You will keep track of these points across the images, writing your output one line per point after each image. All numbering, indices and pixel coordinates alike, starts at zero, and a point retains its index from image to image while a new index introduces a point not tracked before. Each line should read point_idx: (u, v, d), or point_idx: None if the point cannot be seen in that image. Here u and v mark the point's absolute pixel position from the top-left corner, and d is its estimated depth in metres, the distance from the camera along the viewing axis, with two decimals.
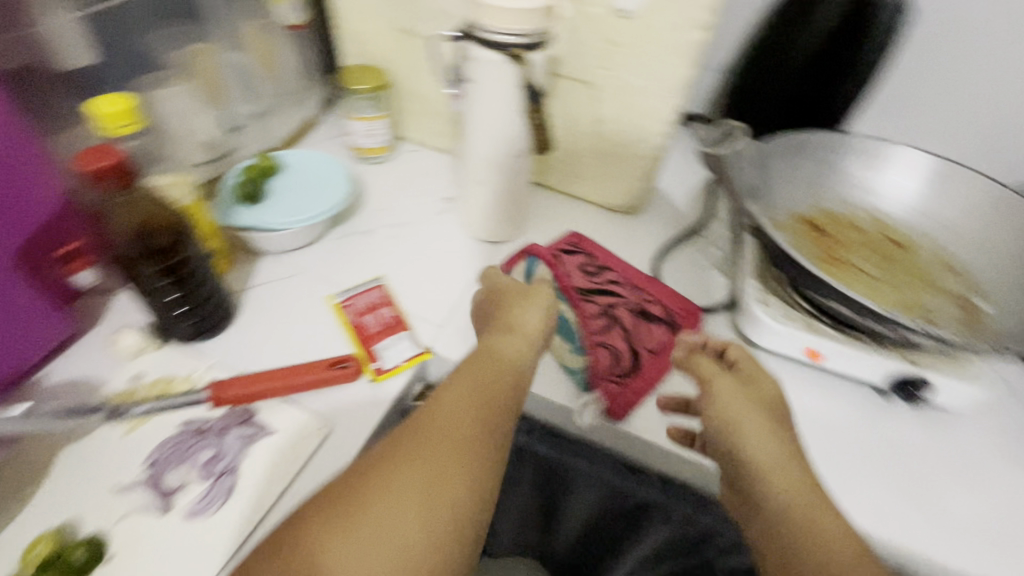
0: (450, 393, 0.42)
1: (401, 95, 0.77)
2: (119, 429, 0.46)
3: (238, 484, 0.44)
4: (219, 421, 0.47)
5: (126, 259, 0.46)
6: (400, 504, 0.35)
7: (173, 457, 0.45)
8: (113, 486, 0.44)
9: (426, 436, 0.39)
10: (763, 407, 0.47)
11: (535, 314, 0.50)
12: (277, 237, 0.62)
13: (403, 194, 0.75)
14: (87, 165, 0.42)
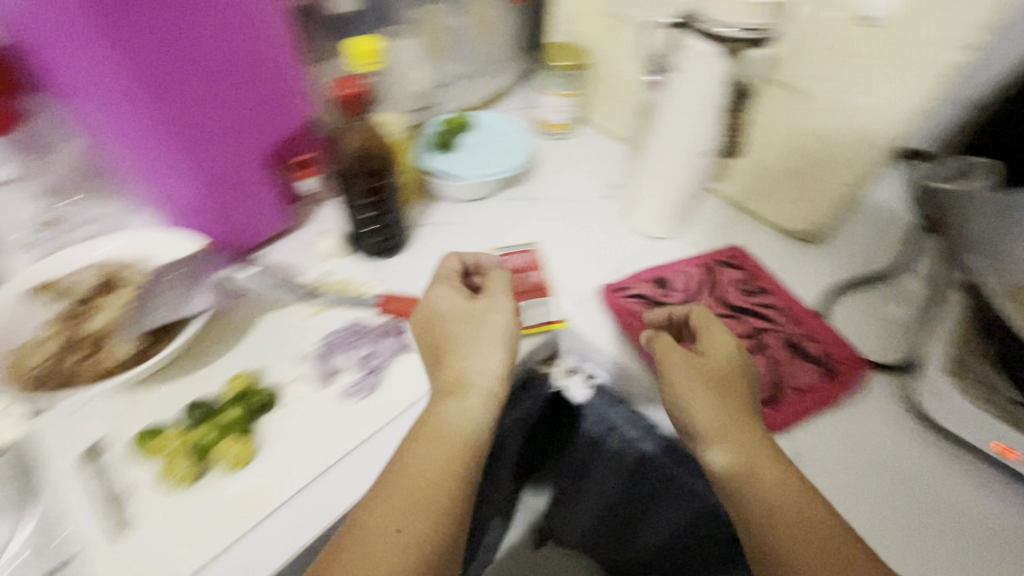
0: (406, 468, 0.38)
1: (595, 78, 0.79)
2: (305, 310, 0.55)
3: (383, 383, 0.50)
4: (379, 327, 0.54)
5: (344, 175, 0.55)
6: (398, 547, 0.34)
7: (340, 344, 0.52)
8: (292, 353, 0.51)
9: (382, 535, 0.35)
10: (711, 367, 0.45)
11: (495, 334, 0.44)
12: (456, 186, 0.68)
13: (573, 172, 0.77)
14: (339, 90, 0.49)
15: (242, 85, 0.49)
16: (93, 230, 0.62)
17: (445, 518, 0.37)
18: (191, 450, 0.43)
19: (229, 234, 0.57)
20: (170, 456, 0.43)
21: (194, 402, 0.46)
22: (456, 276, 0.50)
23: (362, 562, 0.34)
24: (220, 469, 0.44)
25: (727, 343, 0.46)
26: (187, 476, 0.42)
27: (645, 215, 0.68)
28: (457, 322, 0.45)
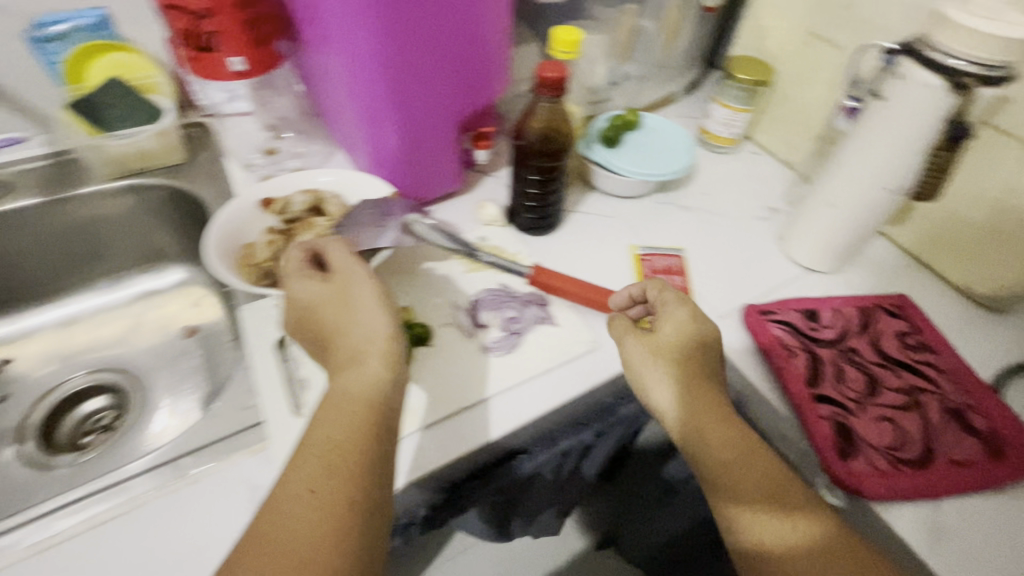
0: (319, 431, 0.37)
1: (774, 97, 0.76)
2: (462, 265, 0.60)
3: (521, 346, 0.54)
4: (525, 295, 0.58)
5: (523, 152, 0.58)
6: (306, 502, 0.33)
7: (491, 302, 0.57)
8: (446, 300, 0.57)
9: (301, 498, 0.33)
10: (668, 344, 0.48)
11: (369, 300, 0.44)
12: (613, 180, 0.70)
13: (728, 188, 0.76)
14: (543, 72, 0.51)
15: (462, 54, 0.56)
16: (300, 164, 0.72)
17: (369, 480, 0.35)
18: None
19: (412, 187, 0.64)
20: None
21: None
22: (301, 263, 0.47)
23: (286, 525, 0.32)
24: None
25: (684, 324, 0.48)
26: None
27: (804, 244, 0.65)
28: (337, 298, 0.45)
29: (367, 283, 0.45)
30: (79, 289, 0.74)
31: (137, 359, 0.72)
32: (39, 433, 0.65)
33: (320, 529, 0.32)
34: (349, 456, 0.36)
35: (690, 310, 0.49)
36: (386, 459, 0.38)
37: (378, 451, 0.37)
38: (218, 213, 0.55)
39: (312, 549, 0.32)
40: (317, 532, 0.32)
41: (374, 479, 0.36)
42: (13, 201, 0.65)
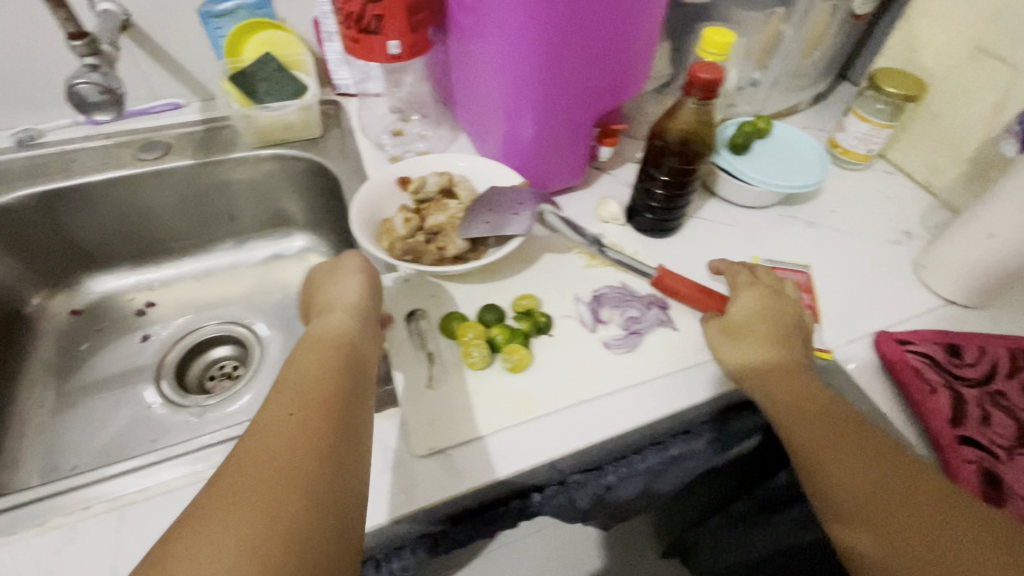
0: (289, 370, 0.39)
1: (921, 114, 0.71)
2: (581, 260, 0.62)
3: (640, 346, 0.55)
4: (647, 297, 0.59)
5: (658, 152, 0.58)
6: (296, 413, 0.35)
7: (612, 300, 0.58)
8: (572, 294, 0.59)
9: (274, 422, 0.34)
10: (737, 321, 0.53)
11: (350, 267, 0.50)
12: (738, 187, 0.68)
13: (858, 206, 0.72)
14: (697, 73, 0.50)
15: (610, 54, 0.57)
16: (426, 147, 0.75)
17: (335, 409, 0.36)
18: (485, 342, 0.52)
19: (539, 178, 0.66)
20: (467, 342, 0.52)
21: (492, 306, 0.56)
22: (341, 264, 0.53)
23: (260, 443, 0.32)
24: (501, 366, 0.52)
25: (751, 302, 0.54)
26: (479, 363, 0.51)
27: (946, 273, 0.61)
28: (320, 281, 0.50)
29: (345, 264, 0.50)
30: (214, 246, 0.81)
31: (260, 316, 0.77)
32: (174, 374, 0.71)
33: (295, 447, 0.32)
34: (328, 376, 0.38)
35: (755, 293, 0.55)
36: (355, 394, 0.39)
37: (348, 385, 0.39)
38: (361, 189, 0.59)
39: (282, 464, 0.31)
40: (287, 448, 0.32)
41: (343, 410, 0.37)
42: (173, 160, 0.72)
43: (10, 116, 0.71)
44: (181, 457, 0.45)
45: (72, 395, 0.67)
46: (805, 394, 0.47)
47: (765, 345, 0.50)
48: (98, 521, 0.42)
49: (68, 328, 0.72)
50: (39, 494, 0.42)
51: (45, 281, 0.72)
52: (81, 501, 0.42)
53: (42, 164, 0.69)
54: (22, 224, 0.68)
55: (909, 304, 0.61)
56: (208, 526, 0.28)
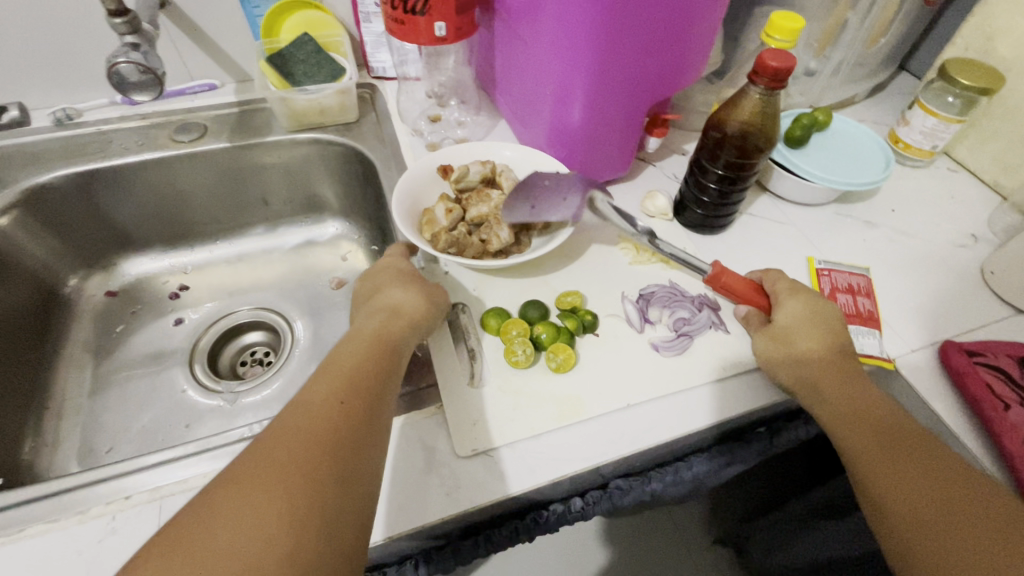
0: (333, 363, 0.41)
1: (995, 107, 0.67)
2: (626, 256, 0.61)
3: (691, 350, 0.53)
4: (697, 297, 0.57)
5: (716, 144, 0.55)
6: (324, 404, 0.37)
7: (661, 299, 0.56)
8: (619, 291, 0.58)
9: (313, 407, 0.36)
10: (785, 329, 0.50)
11: (405, 274, 0.51)
12: (793, 183, 0.64)
13: (920, 205, 0.68)
14: (766, 61, 0.47)
15: (667, 44, 0.54)
16: (464, 134, 0.72)
17: (368, 404, 0.38)
18: (528, 341, 0.51)
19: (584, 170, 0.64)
20: (510, 339, 0.51)
21: (534, 302, 0.54)
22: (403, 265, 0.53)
23: (296, 426, 0.35)
24: (546, 367, 0.50)
25: (798, 310, 0.51)
26: (523, 362, 0.50)
27: (1019, 281, 0.57)
28: (379, 283, 0.51)
29: (395, 269, 0.52)
30: (247, 231, 0.80)
31: (292, 303, 0.77)
32: (207, 359, 0.71)
33: (328, 432, 0.35)
34: (359, 371, 0.40)
35: (803, 297, 0.52)
36: (385, 388, 0.41)
37: (380, 386, 0.40)
38: (403, 177, 0.59)
39: (315, 449, 0.34)
40: (316, 434, 0.34)
41: (372, 404, 0.39)
42: (208, 143, 0.70)
43: (47, 95, 0.70)
44: (220, 449, 0.44)
45: (108, 377, 0.67)
46: (830, 380, 0.46)
47: (806, 346, 0.49)
48: (138, 512, 0.41)
49: (103, 310, 0.72)
50: (80, 481, 0.42)
51: (81, 262, 0.72)
52: (121, 490, 0.42)
53: (79, 144, 0.68)
54: (59, 204, 0.67)
55: (977, 312, 0.57)
56: (239, 500, 0.30)
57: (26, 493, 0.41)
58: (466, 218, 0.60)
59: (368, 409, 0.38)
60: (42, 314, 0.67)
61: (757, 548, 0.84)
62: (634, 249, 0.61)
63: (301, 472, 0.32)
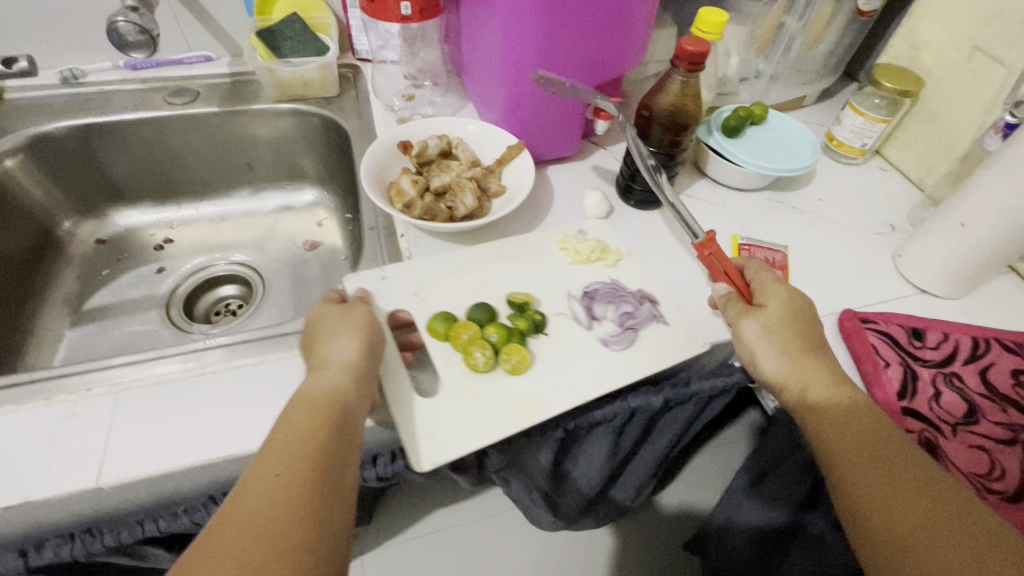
0: (277, 435, 0.38)
1: (919, 110, 0.72)
2: (566, 256, 0.60)
3: (638, 343, 0.53)
4: (634, 294, 0.57)
5: (646, 124, 0.61)
6: (276, 482, 0.35)
7: (605, 295, 0.56)
8: (566, 292, 0.57)
9: (261, 486, 0.35)
10: (776, 318, 0.50)
11: (354, 318, 0.48)
12: (728, 169, 0.70)
13: (847, 197, 0.73)
14: (682, 47, 0.54)
15: (607, 29, 0.60)
16: (433, 111, 0.79)
17: (320, 472, 0.36)
18: (482, 342, 0.50)
19: (536, 143, 0.70)
20: (463, 342, 0.51)
21: (480, 303, 0.54)
22: (345, 306, 0.50)
23: (248, 508, 0.33)
24: (501, 369, 0.50)
25: (782, 297, 0.51)
26: (482, 365, 0.49)
27: (923, 263, 0.61)
28: (320, 325, 0.47)
29: (333, 313, 0.48)
30: (232, 193, 0.86)
31: (265, 259, 0.83)
32: (183, 305, 0.77)
33: (283, 513, 0.33)
34: (315, 436, 0.38)
35: (784, 287, 0.52)
36: (343, 450, 0.39)
37: (338, 449, 0.38)
38: (367, 152, 0.63)
39: (265, 538, 0.32)
40: (269, 515, 0.33)
41: (325, 465, 0.37)
42: (199, 107, 0.77)
43: (56, 57, 0.77)
44: (176, 355, 0.50)
45: (89, 312, 0.73)
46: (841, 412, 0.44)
47: (795, 351, 0.48)
48: (97, 401, 0.46)
49: (91, 256, 0.78)
50: (49, 373, 0.47)
51: (76, 209, 0.78)
52: (84, 382, 0.47)
53: (82, 101, 0.75)
54: (60, 153, 0.74)
55: (882, 290, 0.63)
56: None
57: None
58: (429, 187, 0.63)
59: (327, 483, 0.36)
60: (35, 252, 0.74)
61: (705, 532, 0.90)
62: (573, 248, 0.61)
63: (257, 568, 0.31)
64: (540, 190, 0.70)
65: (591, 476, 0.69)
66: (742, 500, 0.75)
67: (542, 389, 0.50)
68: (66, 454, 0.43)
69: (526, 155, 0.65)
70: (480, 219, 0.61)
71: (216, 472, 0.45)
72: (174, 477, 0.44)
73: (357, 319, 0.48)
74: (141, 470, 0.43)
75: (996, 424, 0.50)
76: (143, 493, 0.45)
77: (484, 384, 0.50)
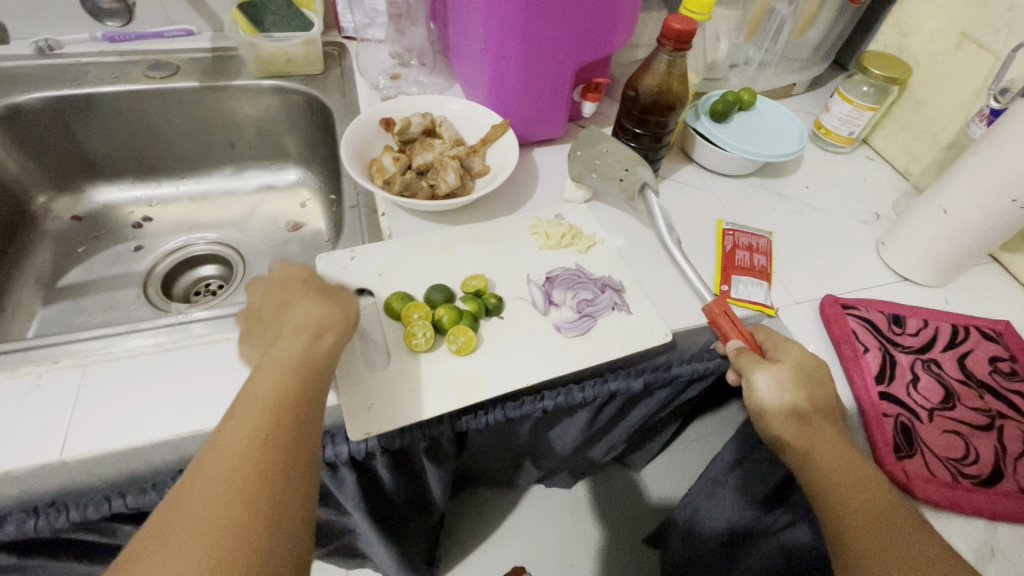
0: (245, 397, 0.37)
1: (906, 99, 0.72)
2: (535, 241, 0.59)
3: (594, 331, 0.52)
4: (600, 281, 0.56)
5: (632, 104, 0.61)
6: (246, 445, 0.34)
7: (565, 281, 0.55)
8: (527, 275, 0.56)
9: (227, 451, 0.34)
10: (790, 375, 0.47)
11: (331, 287, 0.46)
12: (715, 154, 0.69)
13: (832, 185, 0.73)
14: (670, 24, 0.53)
15: (594, 7, 0.58)
16: (419, 90, 0.77)
17: (289, 436, 0.36)
18: (430, 323, 0.50)
19: (521, 124, 0.69)
20: (412, 323, 0.50)
21: (438, 285, 0.53)
22: (318, 275, 0.47)
23: (219, 468, 0.33)
24: (446, 348, 0.50)
25: (800, 357, 0.49)
26: (424, 345, 0.49)
27: (906, 251, 0.61)
28: (293, 292, 0.45)
29: (306, 280, 0.46)
30: (212, 170, 0.85)
31: (247, 240, 0.82)
32: (162, 284, 0.76)
33: (254, 475, 0.33)
34: (285, 398, 0.37)
35: (799, 346, 0.50)
36: (315, 411, 0.38)
37: (309, 409, 0.38)
38: (348, 128, 0.61)
39: (238, 498, 0.32)
40: (240, 477, 0.33)
41: (296, 432, 0.36)
42: (178, 82, 0.75)
43: (29, 25, 0.75)
44: (147, 329, 0.49)
45: (63, 289, 0.71)
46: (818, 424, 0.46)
47: (805, 409, 0.46)
48: (63, 375, 0.45)
49: (66, 232, 0.76)
50: (15, 346, 0.46)
51: (51, 184, 0.77)
52: (50, 354, 0.46)
53: (57, 72, 0.73)
54: (35, 125, 0.72)
55: (864, 277, 0.63)
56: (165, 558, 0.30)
57: None
58: (411, 166, 0.62)
59: (300, 446, 0.36)
60: (8, 227, 0.72)
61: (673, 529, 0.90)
62: (544, 233, 0.60)
63: (231, 523, 0.31)
64: (525, 172, 0.69)
65: (567, 442, 0.69)
66: (715, 488, 0.74)
67: (520, 369, 0.49)
68: (29, 427, 0.42)
69: (511, 135, 0.64)
70: (462, 198, 0.60)
71: (185, 448, 0.44)
72: (141, 452, 0.43)
73: (333, 290, 0.46)
74: (107, 445, 0.42)
75: (973, 411, 0.50)
76: (110, 468, 0.44)
77: (462, 365, 0.49)
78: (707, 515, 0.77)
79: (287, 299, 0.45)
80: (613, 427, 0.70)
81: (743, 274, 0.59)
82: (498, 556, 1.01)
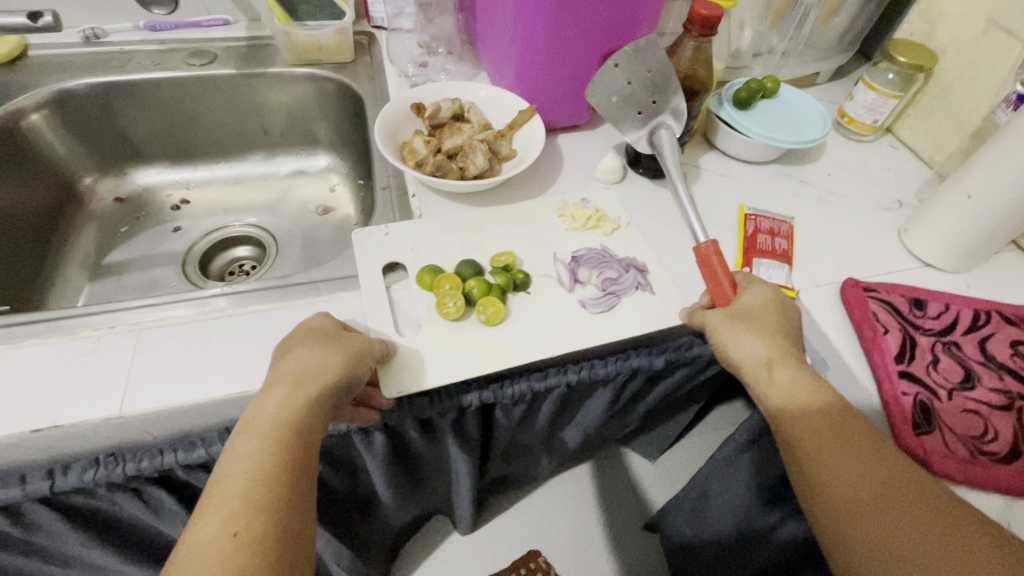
0: (221, 479, 0.36)
1: (930, 87, 0.72)
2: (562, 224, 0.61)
3: (618, 309, 0.54)
4: (625, 261, 0.57)
5: None
6: (216, 538, 0.34)
7: (590, 261, 0.57)
8: (554, 253, 0.58)
9: (204, 540, 0.34)
10: (740, 311, 0.49)
11: (330, 338, 0.44)
12: (737, 140, 0.70)
13: (856, 173, 0.74)
14: (698, 10, 0.55)
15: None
16: (446, 78, 0.80)
17: (261, 525, 0.34)
18: (461, 294, 0.52)
19: (546, 111, 0.70)
20: (442, 293, 0.52)
21: (468, 260, 0.55)
22: (329, 326, 0.46)
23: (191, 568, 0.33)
24: (476, 319, 0.52)
25: (765, 295, 0.51)
26: (454, 314, 0.51)
27: (927, 236, 0.62)
28: (297, 342, 0.44)
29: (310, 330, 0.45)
30: (245, 156, 0.88)
31: (278, 222, 0.85)
32: (199, 263, 0.79)
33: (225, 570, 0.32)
34: (260, 481, 0.36)
35: (769, 286, 0.52)
36: (292, 485, 0.37)
37: (284, 486, 0.36)
38: (381, 112, 0.64)
39: None
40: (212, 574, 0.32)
41: (277, 513, 0.35)
42: (216, 68, 0.78)
43: (77, 15, 0.79)
44: (194, 299, 0.52)
45: (108, 267, 0.74)
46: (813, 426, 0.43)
47: (752, 334, 0.47)
48: (118, 338, 0.48)
49: (110, 212, 0.80)
50: (74, 311, 0.49)
51: (96, 166, 0.80)
52: (107, 320, 0.49)
53: (103, 59, 0.77)
54: (83, 110, 0.76)
55: (886, 262, 0.63)
56: None
57: (28, 317, 0.49)
58: (441, 148, 0.64)
59: (275, 524, 0.35)
60: (57, 207, 0.75)
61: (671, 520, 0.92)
62: (571, 215, 0.61)
63: None
64: (550, 156, 0.71)
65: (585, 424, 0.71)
66: (723, 469, 0.75)
67: (544, 340, 0.51)
68: (89, 385, 0.45)
69: (537, 120, 0.66)
70: (489, 179, 0.62)
71: (231, 407, 0.47)
72: (190, 410, 0.46)
73: (336, 337, 0.45)
74: (162, 402, 0.45)
75: (995, 392, 0.50)
76: (162, 425, 0.47)
77: (490, 335, 0.51)
78: (717, 499, 0.78)
79: (290, 347, 0.43)
80: (635, 408, 0.71)
81: (764, 256, 0.61)
82: (515, 537, 1.03)
